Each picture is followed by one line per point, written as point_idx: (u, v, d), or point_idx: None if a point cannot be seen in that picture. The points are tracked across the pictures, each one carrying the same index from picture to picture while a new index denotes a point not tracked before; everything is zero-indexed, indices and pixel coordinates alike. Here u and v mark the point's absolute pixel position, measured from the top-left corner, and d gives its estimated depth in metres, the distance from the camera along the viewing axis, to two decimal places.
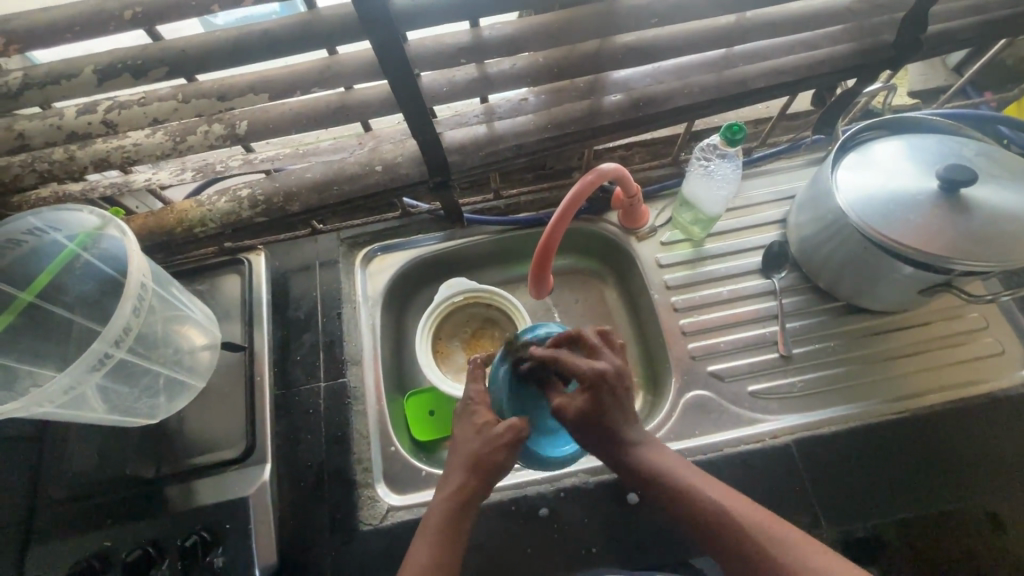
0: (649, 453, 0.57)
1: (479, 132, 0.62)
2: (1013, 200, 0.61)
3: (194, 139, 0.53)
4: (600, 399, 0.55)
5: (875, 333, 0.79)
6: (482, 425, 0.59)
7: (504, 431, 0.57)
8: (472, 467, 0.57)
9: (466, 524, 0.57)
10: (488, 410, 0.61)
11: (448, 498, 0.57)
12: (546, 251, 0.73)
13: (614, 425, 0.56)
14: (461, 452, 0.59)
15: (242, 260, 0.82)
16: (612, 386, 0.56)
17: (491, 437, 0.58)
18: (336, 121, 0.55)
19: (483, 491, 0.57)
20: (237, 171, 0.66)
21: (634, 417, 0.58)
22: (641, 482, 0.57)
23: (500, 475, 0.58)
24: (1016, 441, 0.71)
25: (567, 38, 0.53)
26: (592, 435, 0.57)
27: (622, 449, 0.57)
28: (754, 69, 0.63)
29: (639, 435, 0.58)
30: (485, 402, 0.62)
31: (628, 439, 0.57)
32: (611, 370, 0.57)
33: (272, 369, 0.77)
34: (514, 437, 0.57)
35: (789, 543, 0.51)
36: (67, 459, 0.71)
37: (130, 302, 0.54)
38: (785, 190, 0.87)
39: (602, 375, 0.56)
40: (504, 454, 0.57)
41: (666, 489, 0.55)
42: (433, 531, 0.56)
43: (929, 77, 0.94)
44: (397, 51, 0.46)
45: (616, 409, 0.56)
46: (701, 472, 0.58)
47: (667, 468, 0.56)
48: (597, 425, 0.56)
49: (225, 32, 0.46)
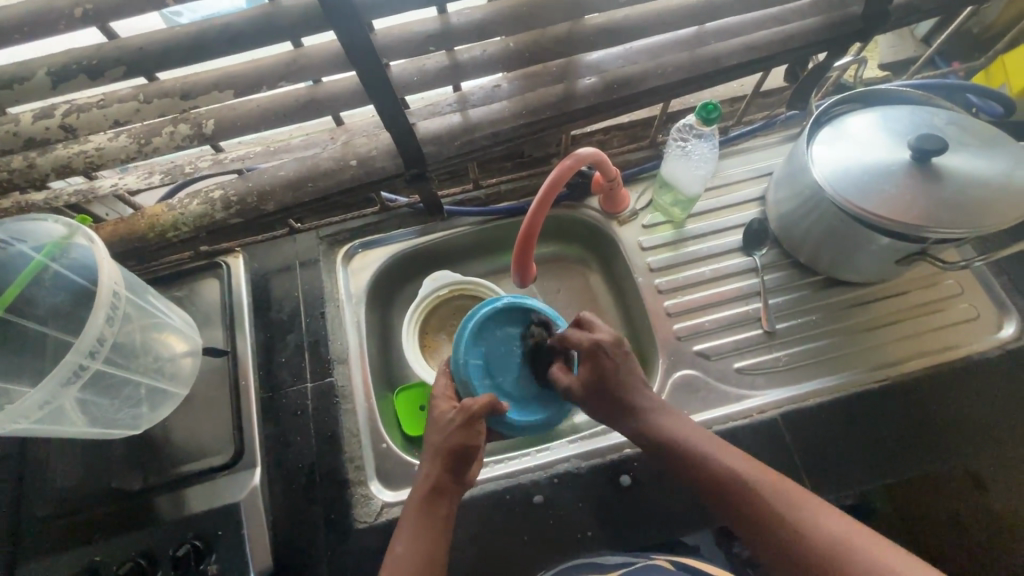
0: (661, 417, 0.61)
1: (453, 121, 0.62)
2: (983, 167, 0.62)
3: (159, 140, 0.51)
4: (602, 366, 0.62)
5: (856, 305, 0.80)
6: (440, 417, 0.63)
7: (459, 413, 0.61)
8: (434, 455, 0.59)
9: (441, 511, 0.58)
10: (447, 402, 0.65)
11: (419, 490, 0.59)
12: (527, 241, 0.73)
13: (622, 392, 0.61)
14: (426, 447, 0.62)
15: (220, 264, 0.81)
16: (610, 354, 0.62)
17: (449, 423, 0.61)
18: (305, 117, 0.54)
19: (453, 477, 0.59)
20: (208, 172, 0.64)
21: (643, 387, 0.62)
22: (656, 451, 0.60)
23: (468, 458, 0.59)
24: (996, 402, 0.72)
25: (535, 21, 0.52)
26: (602, 403, 0.62)
27: (631, 411, 0.61)
28: (726, 46, 0.62)
29: (652, 404, 0.61)
30: (448, 397, 0.66)
31: (636, 402, 0.61)
32: (608, 339, 0.63)
33: (257, 372, 0.76)
34: (469, 415, 0.61)
35: (803, 509, 0.50)
36: (49, 474, 0.70)
37: (102, 311, 0.53)
38: (762, 168, 0.88)
39: (599, 345, 0.62)
40: (462, 434, 0.60)
41: (678, 449, 0.58)
42: (408, 520, 0.57)
43: (898, 48, 0.95)
44: (364, 40, 0.45)
45: (618, 375, 0.62)
46: (717, 440, 0.59)
47: (681, 435, 0.59)
48: (602, 391, 0.62)
49: (183, 27, 0.44)
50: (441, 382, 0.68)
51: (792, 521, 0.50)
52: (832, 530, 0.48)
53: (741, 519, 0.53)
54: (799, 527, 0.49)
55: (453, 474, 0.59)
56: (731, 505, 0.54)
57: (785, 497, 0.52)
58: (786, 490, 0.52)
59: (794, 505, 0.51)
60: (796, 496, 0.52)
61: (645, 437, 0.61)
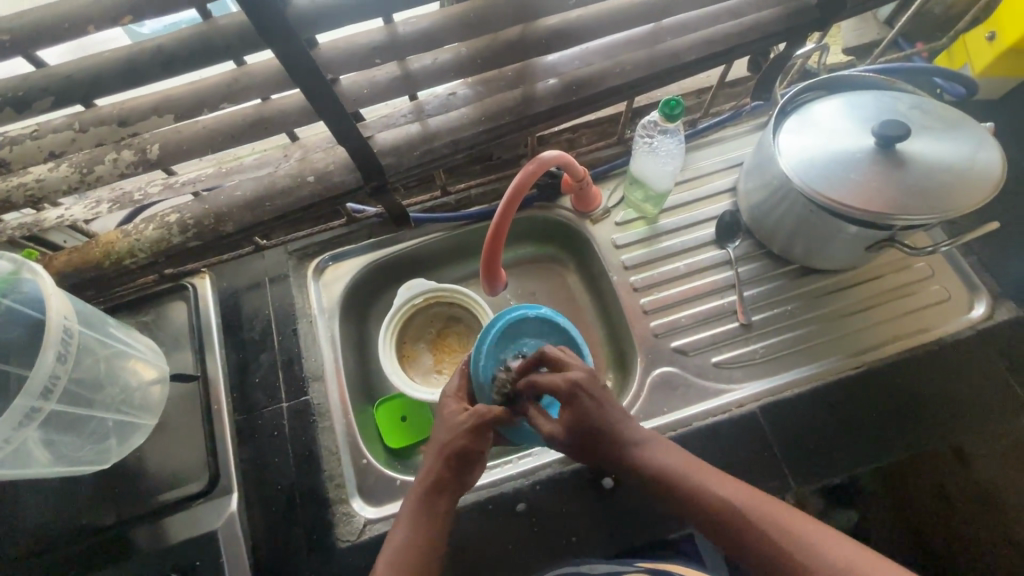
0: (655, 453, 0.58)
1: (411, 131, 0.60)
2: (945, 151, 0.62)
3: (102, 168, 0.50)
4: (584, 407, 0.57)
5: (830, 292, 0.80)
6: (450, 418, 0.61)
7: (468, 418, 0.58)
8: (437, 455, 0.58)
9: (439, 511, 0.57)
10: (460, 403, 0.64)
11: (418, 490, 0.58)
12: (495, 242, 0.71)
13: (610, 432, 0.58)
14: (431, 446, 0.60)
15: (186, 286, 0.79)
16: (590, 392, 0.58)
17: (457, 426, 0.59)
18: (254, 136, 0.52)
19: (455, 479, 0.58)
20: (159, 197, 0.62)
21: (628, 419, 0.60)
22: (651, 486, 0.58)
23: (472, 461, 0.58)
24: (972, 383, 0.73)
25: (484, 27, 0.51)
26: (591, 446, 0.58)
27: (622, 449, 0.58)
28: (684, 41, 0.62)
29: (637, 437, 0.59)
30: (461, 399, 0.65)
31: (625, 437, 0.58)
32: (583, 376, 0.58)
33: (230, 394, 0.74)
34: (479, 421, 0.58)
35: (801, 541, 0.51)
36: (19, 514, 0.68)
37: (52, 349, 0.53)
38: (733, 158, 0.87)
39: (579, 384, 0.58)
40: (468, 438, 0.58)
41: (670, 483, 0.57)
42: (405, 516, 0.57)
43: (863, 32, 0.94)
44: (305, 57, 0.44)
45: (601, 412, 0.58)
46: (697, 461, 0.59)
47: (670, 467, 0.57)
48: (590, 433, 0.57)
49: (113, 53, 0.43)
50: (456, 383, 0.67)
51: (791, 554, 0.50)
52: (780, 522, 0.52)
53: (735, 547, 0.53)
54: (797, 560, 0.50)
55: (454, 477, 0.58)
56: (724, 535, 0.54)
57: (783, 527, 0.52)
58: (779, 513, 0.53)
59: (759, 507, 0.54)
60: (757, 498, 0.54)
61: (638, 474, 0.58)
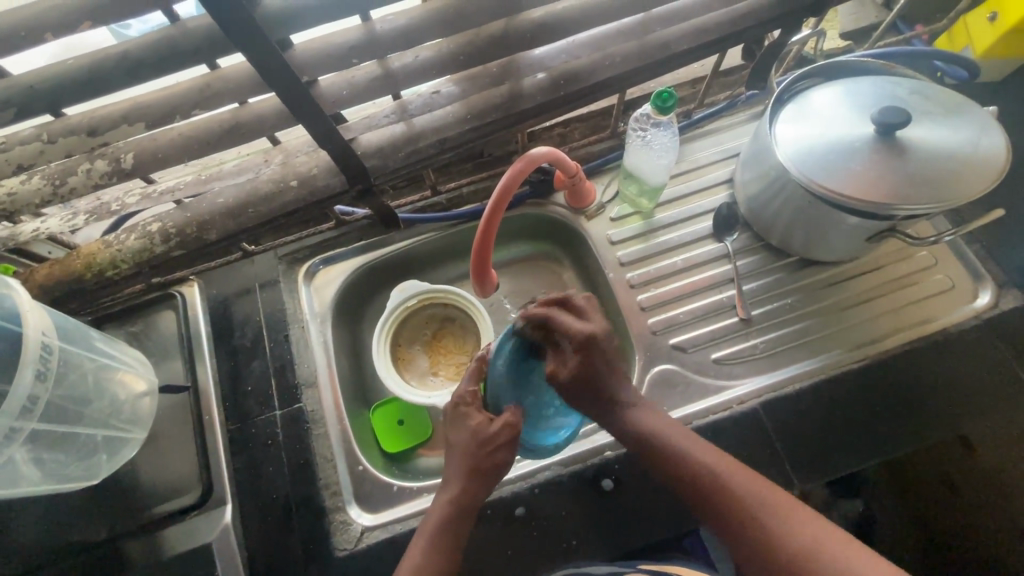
0: (643, 414, 0.59)
1: (396, 131, 0.58)
2: (947, 137, 0.60)
3: (75, 179, 0.48)
4: (596, 361, 0.56)
5: (833, 284, 0.78)
6: (477, 429, 0.57)
7: (501, 433, 0.57)
8: (471, 472, 0.57)
9: (468, 522, 0.57)
10: (481, 410, 0.59)
11: (447, 498, 0.57)
12: (481, 269, 0.73)
13: (612, 388, 0.58)
14: (457, 456, 0.58)
15: (174, 294, 0.77)
16: (607, 349, 0.57)
17: (490, 439, 0.57)
18: (232, 142, 0.51)
19: (485, 490, 0.58)
20: (139, 207, 0.61)
21: (628, 380, 0.60)
22: (635, 442, 0.59)
23: (500, 472, 0.58)
24: (980, 373, 0.71)
25: (466, 22, 0.49)
26: (588, 397, 0.58)
27: (617, 408, 0.59)
28: (676, 31, 0.60)
29: (631, 397, 0.60)
30: (477, 400, 0.60)
31: (622, 399, 0.59)
32: (603, 331, 0.57)
33: (221, 404, 0.73)
34: (512, 436, 0.57)
35: (772, 510, 0.51)
36: (11, 531, 0.67)
37: (29, 367, 0.52)
38: (730, 149, 0.85)
39: (596, 335, 0.57)
40: (502, 452, 0.57)
41: (660, 447, 0.57)
42: (430, 528, 0.57)
43: (861, 16, 0.92)
44: (276, 58, 0.42)
45: (609, 369, 0.57)
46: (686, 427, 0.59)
47: (658, 429, 0.58)
48: (593, 388, 0.57)
49: (77, 62, 0.42)
50: (465, 381, 0.61)
51: (764, 523, 0.51)
52: (750, 492, 0.53)
53: (716, 520, 0.54)
54: (778, 539, 0.50)
55: (484, 488, 0.58)
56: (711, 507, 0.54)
57: (764, 504, 0.52)
58: (753, 486, 0.53)
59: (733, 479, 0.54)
60: (730, 470, 0.55)
61: (623, 432, 0.59)
